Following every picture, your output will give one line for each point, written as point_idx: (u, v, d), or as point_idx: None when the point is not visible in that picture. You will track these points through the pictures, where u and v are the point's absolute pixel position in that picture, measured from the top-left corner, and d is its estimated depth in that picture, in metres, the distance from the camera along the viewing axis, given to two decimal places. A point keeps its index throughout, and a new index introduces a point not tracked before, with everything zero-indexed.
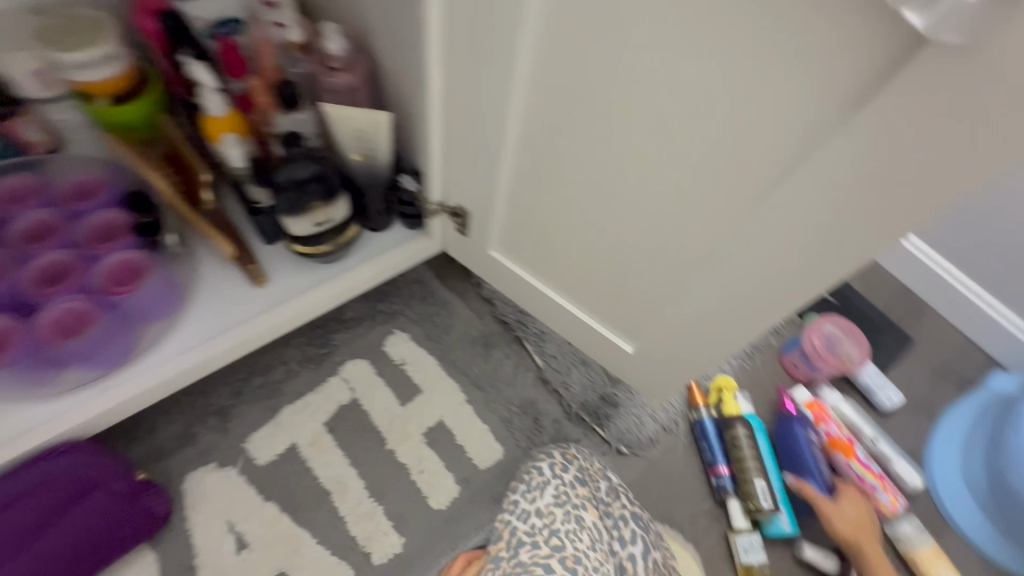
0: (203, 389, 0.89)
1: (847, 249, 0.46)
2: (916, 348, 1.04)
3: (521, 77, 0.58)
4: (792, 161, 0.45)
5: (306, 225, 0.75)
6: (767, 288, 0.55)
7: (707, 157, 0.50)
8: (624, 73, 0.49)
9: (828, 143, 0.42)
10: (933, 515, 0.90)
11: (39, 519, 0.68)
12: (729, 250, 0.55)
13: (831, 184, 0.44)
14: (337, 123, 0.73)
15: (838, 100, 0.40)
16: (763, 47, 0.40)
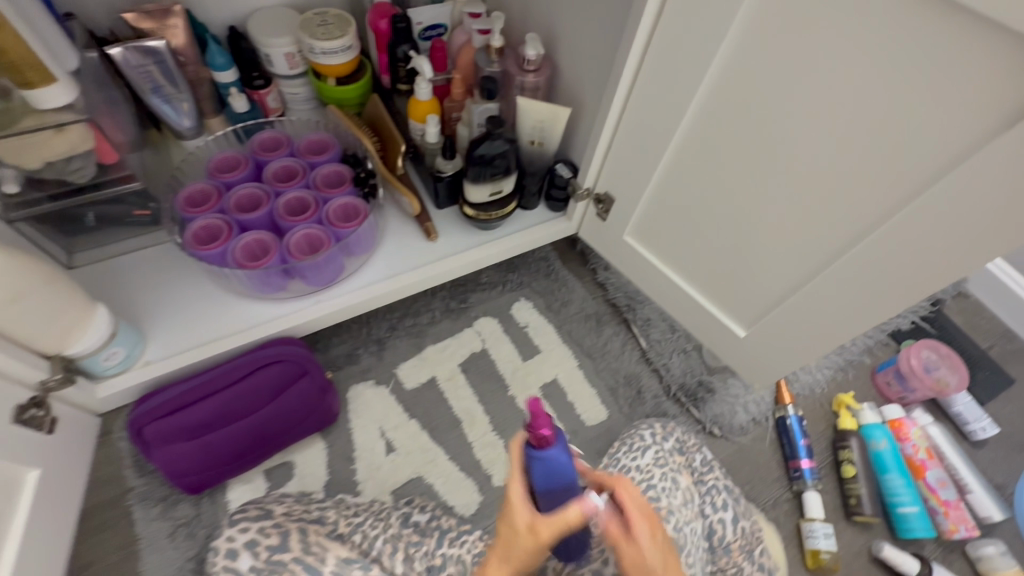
0: (367, 320, 1.08)
1: (965, 253, 0.60)
2: (1014, 390, 1.15)
3: (710, 81, 0.70)
4: (933, 174, 0.58)
5: (484, 193, 0.93)
6: (909, 272, 0.65)
7: (881, 155, 0.60)
8: (819, 80, 0.60)
9: (967, 163, 0.55)
10: (1017, 543, 1.00)
11: (262, 395, 0.84)
12: (872, 244, 0.66)
13: (965, 196, 0.57)
14: (525, 112, 0.89)
15: (985, 125, 0.52)
16: (930, 66, 0.52)
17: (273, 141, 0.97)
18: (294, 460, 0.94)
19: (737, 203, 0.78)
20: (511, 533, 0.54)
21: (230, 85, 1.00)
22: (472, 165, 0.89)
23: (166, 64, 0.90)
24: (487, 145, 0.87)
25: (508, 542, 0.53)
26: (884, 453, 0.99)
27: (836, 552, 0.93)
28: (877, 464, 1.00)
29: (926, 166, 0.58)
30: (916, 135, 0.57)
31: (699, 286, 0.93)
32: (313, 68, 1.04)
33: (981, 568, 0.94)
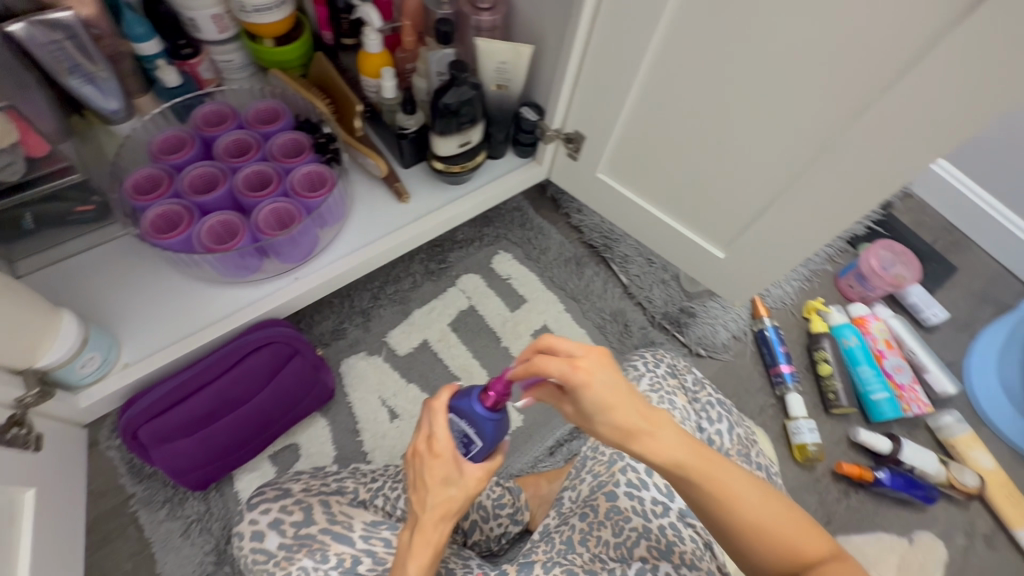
0: (348, 293, 1.05)
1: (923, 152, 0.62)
2: (958, 276, 1.26)
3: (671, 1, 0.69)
4: (895, 74, 0.59)
5: (452, 145, 0.90)
6: (873, 177, 0.68)
7: (844, 60, 0.61)
8: None
9: (925, 60, 0.56)
10: (969, 411, 1.12)
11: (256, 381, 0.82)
12: (837, 152, 0.68)
13: (925, 95, 0.58)
14: (484, 55, 0.85)
15: (942, 19, 0.53)
16: None
17: (217, 115, 0.90)
18: (298, 441, 0.93)
19: (708, 126, 0.79)
20: (444, 468, 0.60)
21: (155, 57, 0.92)
22: (438, 117, 0.85)
23: (80, 40, 0.81)
24: (451, 93, 0.83)
25: (440, 476, 0.60)
26: (854, 348, 1.08)
27: (820, 443, 1.01)
28: (848, 359, 1.09)
29: (890, 69, 0.59)
30: (881, 37, 0.57)
31: (676, 214, 0.95)
32: (245, 29, 0.95)
33: (942, 438, 1.05)
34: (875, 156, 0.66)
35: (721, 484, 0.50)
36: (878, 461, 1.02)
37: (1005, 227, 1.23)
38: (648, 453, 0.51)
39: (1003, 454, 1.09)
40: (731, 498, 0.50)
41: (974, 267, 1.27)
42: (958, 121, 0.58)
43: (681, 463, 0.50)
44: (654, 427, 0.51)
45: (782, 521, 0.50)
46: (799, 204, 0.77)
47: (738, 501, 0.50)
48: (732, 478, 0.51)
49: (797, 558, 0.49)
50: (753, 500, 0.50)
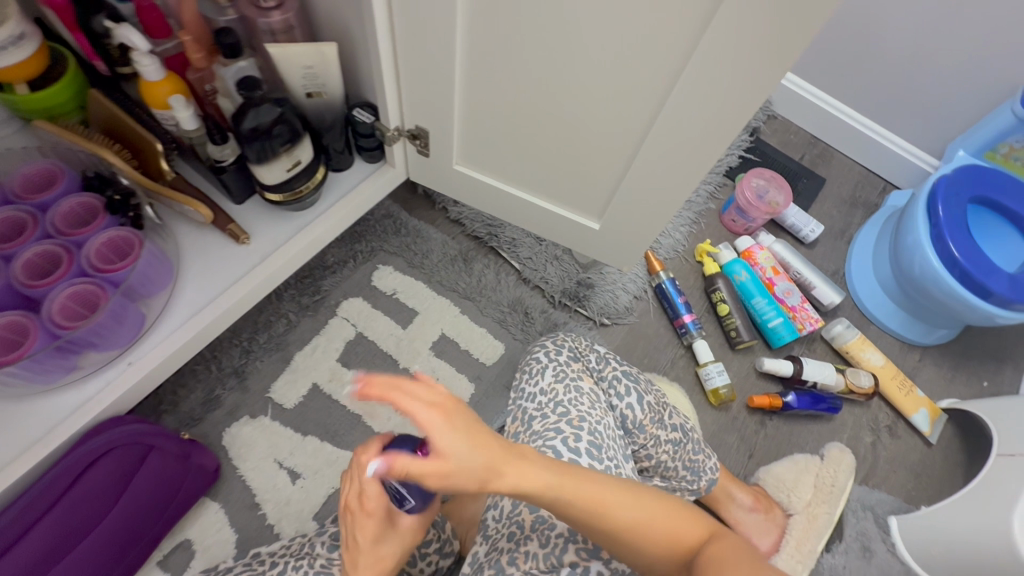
0: (213, 354, 0.93)
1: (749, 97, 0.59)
2: (828, 186, 1.31)
3: None
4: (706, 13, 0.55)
5: (279, 172, 0.79)
6: (711, 128, 0.65)
7: (650, 8, 0.57)
8: None
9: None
10: (857, 315, 1.18)
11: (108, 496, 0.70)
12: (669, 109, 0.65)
13: (738, 36, 0.55)
14: (284, 63, 0.74)
15: None
16: None
17: None
18: (189, 536, 0.82)
19: (546, 98, 0.73)
20: (377, 524, 0.54)
21: None
22: (249, 145, 0.74)
23: None
24: (252, 116, 0.71)
25: (373, 533, 0.54)
26: (746, 282, 1.10)
27: (729, 384, 1.03)
28: (742, 293, 1.11)
29: (700, 10, 0.55)
30: None
31: (544, 194, 0.90)
32: None
33: (837, 347, 1.10)
34: (707, 107, 0.63)
35: (606, 506, 0.48)
36: (785, 385, 1.07)
37: (860, 131, 1.29)
38: (521, 484, 0.45)
39: (891, 347, 1.16)
40: (614, 518, 0.48)
41: (841, 175, 1.33)
42: (771, 61, 0.55)
43: (551, 487, 0.47)
44: (517, 457, 0.46)
45: (656, 513, 0.50)
46: (654, 163, 0.74)
47: (620, 517, 0.49)
48: (615, 498, 0.49)
49: (678, 543, 0.49)
50: (632, 514, 0.49)
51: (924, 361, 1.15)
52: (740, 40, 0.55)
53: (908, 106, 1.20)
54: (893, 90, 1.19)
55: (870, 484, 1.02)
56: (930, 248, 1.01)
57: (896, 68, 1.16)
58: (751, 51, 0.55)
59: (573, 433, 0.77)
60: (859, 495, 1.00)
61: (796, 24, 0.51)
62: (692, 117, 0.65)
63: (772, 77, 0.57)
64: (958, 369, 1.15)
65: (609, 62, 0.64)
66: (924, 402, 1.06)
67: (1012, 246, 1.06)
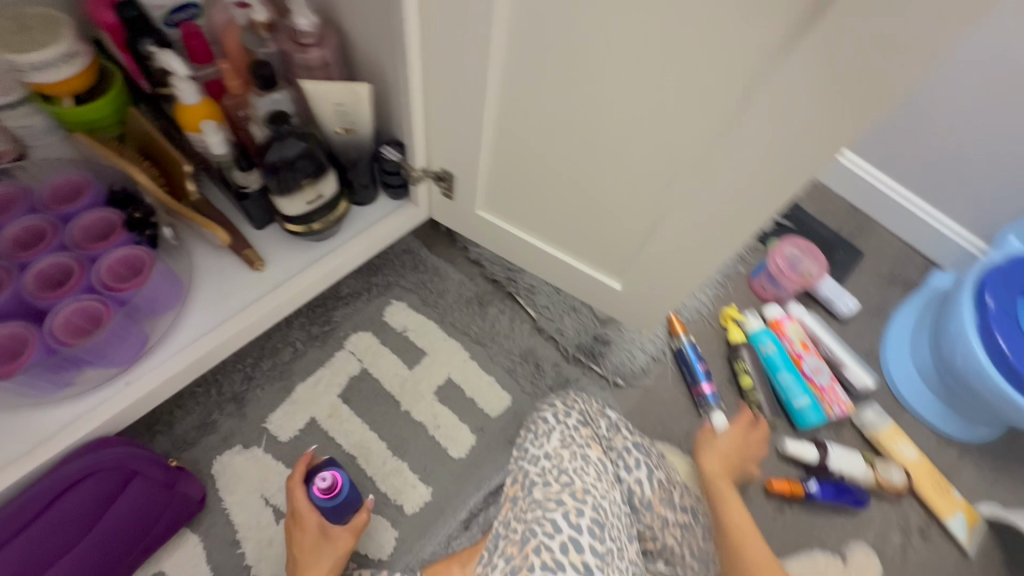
0: (215, 377, 0.91)
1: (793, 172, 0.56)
2: (866, 260, 1.25)
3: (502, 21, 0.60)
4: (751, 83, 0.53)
5: (299, 204, 0.78)
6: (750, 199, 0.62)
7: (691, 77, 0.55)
8: None
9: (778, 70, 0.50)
10: (891, 401, 1.10)
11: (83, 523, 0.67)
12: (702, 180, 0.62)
13: (784, 110, 0.52)
14: (317, 99, 0.74)
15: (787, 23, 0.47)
16: None
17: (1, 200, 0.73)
18: (163, 568, 0.79)
19: (577, 152, 0.71)
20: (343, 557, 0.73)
21: None
22: (272, 176, 0.74)
23: None
24: (277, 149, 0.71)
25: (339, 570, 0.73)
26: (773, 356, 1.05)
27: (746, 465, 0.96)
28: (767, 366, 1.06)
29: (743, 83, 0.53)
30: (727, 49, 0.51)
31: (567, 248, 0.87)
32: (35, 90, 0.80)
33: (868, 435, 1.03)
34: (744, 179, 0.60)
35: (747, 533, 0.80)
36: (808, 472, 0.99)
37: (902, 205, 1.23)
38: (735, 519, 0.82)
39: (927, 440, 1.08)
40: (750, 553, 0.78)
41: (880, 250, 1.27)
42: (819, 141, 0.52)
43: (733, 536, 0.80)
44: (752, 534, 0.80)
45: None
46: (683, 230, 0.70)
47: (747, 552, 0.78)
48: (752, 542, 0.79)
49: None
50: (752, 549, 0.78)
51: (963, 459, 1.06)
52: (786, 116, 0.52)
53: (956, 186, 1.15)
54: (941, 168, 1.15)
55: None
56: (977, 339, 0.94)
57: (947, 147, 1.12)
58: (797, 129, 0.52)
59: (576, 507, 0.71)
60: None
61: (846, 107, 0.48)
62: (728, 188, 0.62)
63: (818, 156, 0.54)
64: (1001, 473, 1.05)
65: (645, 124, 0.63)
66: (961, 506, 0.98)
67: None
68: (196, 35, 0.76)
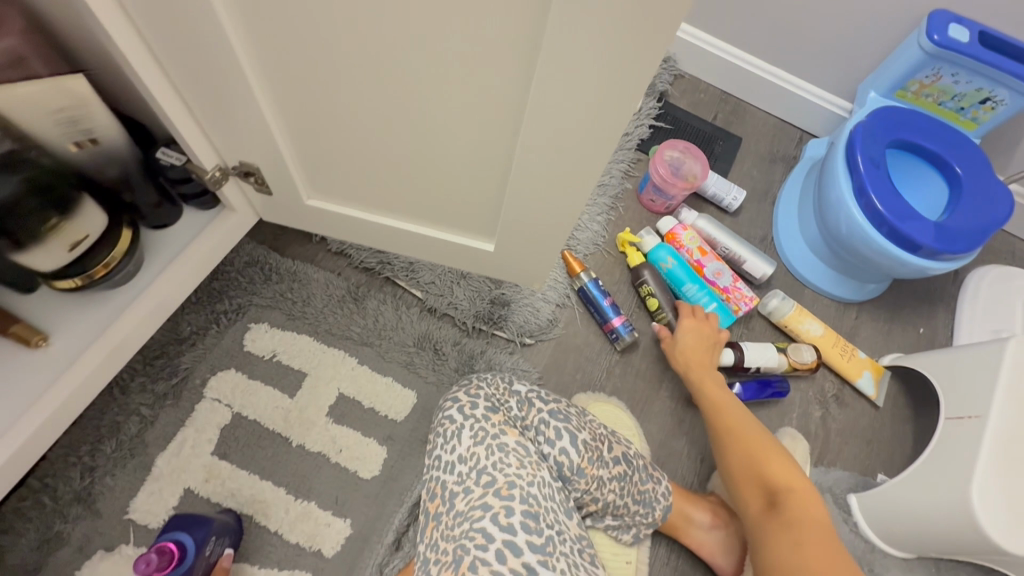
0: (47, 482, 0.74)
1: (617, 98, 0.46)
2: (747, 144, 1.22)
3: None
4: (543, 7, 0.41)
5: (59, 253, 0.61)
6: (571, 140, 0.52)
7: None
8: None
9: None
10: (790, 281, 1.11)
11: None
12: None
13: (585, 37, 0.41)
14: (15, 114, 0.52)
15: None
16: None
17: None
18: None
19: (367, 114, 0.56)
20: None
21: None
22: (17, 223, 0.56)
23: None
24: (2, 186, 0.54)
25: None
26: (674, 269, 1.01)
27: (738, 355, 0.96)
28: (672, 281, 1.01)
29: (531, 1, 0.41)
30: None
31: None
32: None
33: (776, 322, 1.03)
34: (571, 122, 0.50)
35: (721, 408, 0.82)
36: (730, 373, 0.99)
37: (772, 83, 1.19)
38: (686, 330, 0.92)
39: (829, 309, 1.10)
40: (715, 400, 0.83)
41: (755, 131, 1.24)
42: (641, 57, 0.42)
43: (686, 312, 0.95)
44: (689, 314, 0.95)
45: (708, 387, 0.86)
46: (532, 174, 0.58)
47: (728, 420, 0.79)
48: (715, 392, 0.84)
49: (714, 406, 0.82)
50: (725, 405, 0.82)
51: (861, 317, 1.09)
52: (596, 58, 0.43)
53: (814, 50, 1.11)
54: (804, 45, 1.11)
55: (826, 463, 0.97)
56: (854, 204, 0.93)
57: (803, 15, 1.07)
58: (626, 51, 0.41)
59: (504, 536, 0.65)
60: (817, 479, 0.95)
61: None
62: (574, 125, 0.50)
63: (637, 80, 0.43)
64: (895, 319, 1.10)
65: (452, 81, 0.50)
66: (867, 363, 1.01)
67: (941, 191, 0.99)
68: None
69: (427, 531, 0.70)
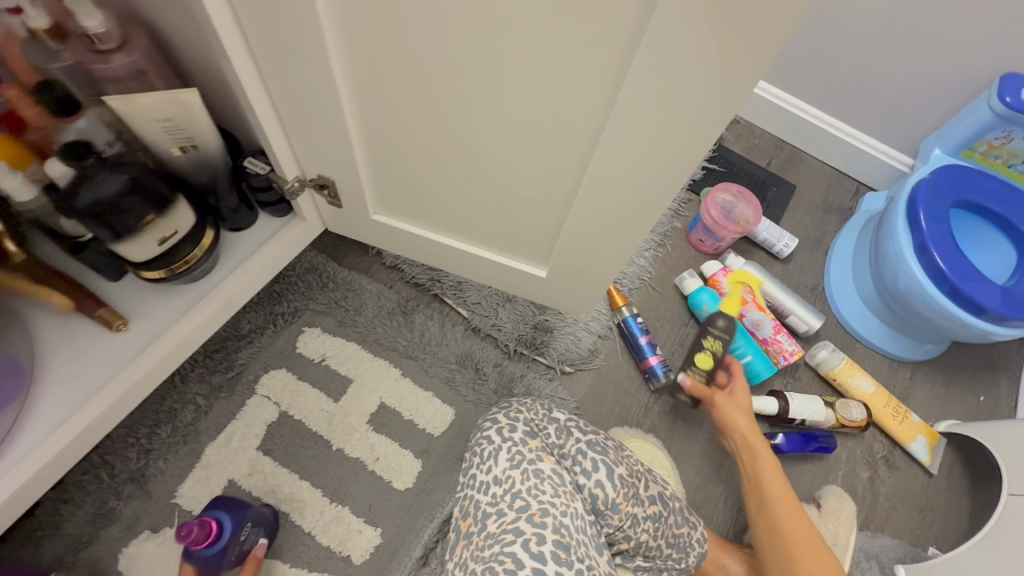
0: (107, 459, 0.79)
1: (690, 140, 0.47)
2: (801, 193, 1.21)
3: (333, 16, 0.50)
4: (624, 54, 0.44)
5: (148, 247, 0.66)
6: (636, 177, 0.54)
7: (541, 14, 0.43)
8: None
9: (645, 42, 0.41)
10: (840, 333, 1.08)
11: None
12: None
13: (663, 83, 0.43)
14: (134, 119, 0.60)
15: None
16: None
17: None
18: None
19: (442, 138, 0.60)
20: None
21: None
22: (115, 219, 0.60)
23: None
24: (108, 183, 0.58)
25: None
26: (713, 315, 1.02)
27: (781, 405, 0.93)
28: None
29: (614, 47, 0.44)
30: None
31: None
32: None
33: (823, 374, 1.00)
34: (639, 160, 0.52)
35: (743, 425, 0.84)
36: (773, 424, 0.96)
37: (831, 134, 1.19)
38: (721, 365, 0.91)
39: (882, 366, 1.06)
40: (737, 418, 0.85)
41: (811, 180, 1.23)
42: (718, 103, 0.43)
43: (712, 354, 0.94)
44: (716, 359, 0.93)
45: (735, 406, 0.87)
46: (595, 206, 0.60)
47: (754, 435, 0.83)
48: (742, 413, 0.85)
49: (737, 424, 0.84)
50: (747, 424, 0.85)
51: (916, 378, 1.05)
52: (670, 101, 0.45)
53: (876, 105, 1.11)
54: (867, 99, 1.11)
55: (872, 528, 0.92)
56: (915, 261, 0.91)
57: (867, 70, 1.07)
58: (698, 96, 0.43)
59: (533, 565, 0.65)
60: (862, 544, 0.91)
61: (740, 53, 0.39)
62: (644, 162, 0.52)
63: (710, 124, 0.45)
64: (953, 384, 1.05)
65: (528, 115, 0.53)
66: (921, 429, 0.96)
67: (1008, 254, 0.96)
68: None
69: (455, 550, 0.71)
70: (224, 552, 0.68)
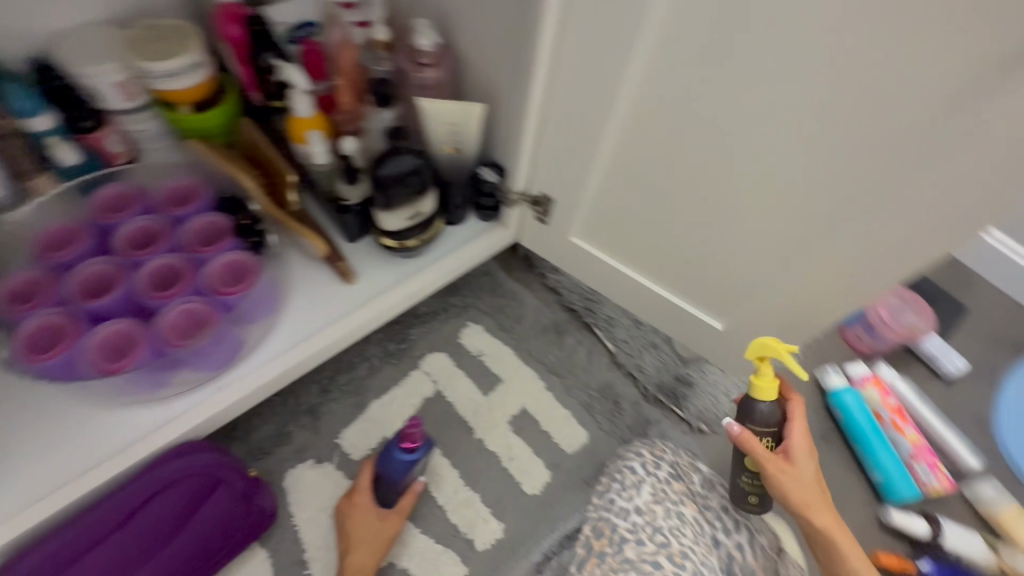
0: (293, 388, 0.91)
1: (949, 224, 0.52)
2: (972, 315, 1.16)
3: (640, 67, 0.60)
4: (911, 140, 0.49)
5: (398, 220, 0.78)
6: (872, 249, 0.58)
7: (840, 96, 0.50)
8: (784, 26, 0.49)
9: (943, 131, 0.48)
10: (1002, 472, 1.00)
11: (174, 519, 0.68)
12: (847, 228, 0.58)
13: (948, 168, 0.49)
14: (431, 118, 0.74)
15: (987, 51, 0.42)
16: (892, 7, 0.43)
17: (120, 199, 0.75)
18: None
19: (677, 181, 0.68)
20: (395, 522, 0.78)
21: (49, 134, 0.79)
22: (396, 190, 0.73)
23: None
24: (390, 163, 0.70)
25: (392, 530, 0.78)
26: (859, 417, 0.97)
27: (933, 529, 0.89)
28: (855, 431, 0.97)
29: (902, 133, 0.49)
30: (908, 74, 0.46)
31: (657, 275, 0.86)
32: (157, 97, 0.82)
33: (981, 512, 0.93)
34: (884, 234, 0.56)
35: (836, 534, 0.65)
36: (916, 546, 0.90)
37: (1016, 263, 1.14)
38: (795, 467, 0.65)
39: None
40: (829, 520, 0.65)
41: (985, 304, 1.17)
42: (997, 195, 0.48)
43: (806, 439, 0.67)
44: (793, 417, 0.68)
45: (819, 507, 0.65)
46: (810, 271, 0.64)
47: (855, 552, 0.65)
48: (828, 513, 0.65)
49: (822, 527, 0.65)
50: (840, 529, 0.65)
51: None
52: (943, 188, 0.50)
53: None
54: None
55: None
56: None
57: None
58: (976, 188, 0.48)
59: None
60: None
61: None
62: (888, 236, 0.56)
63: (977, 215, 0.50)
64: None
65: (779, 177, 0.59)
66: None
67: None
68: (318, 58, 0.79)
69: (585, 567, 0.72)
70: (409, 467, 0.79)
